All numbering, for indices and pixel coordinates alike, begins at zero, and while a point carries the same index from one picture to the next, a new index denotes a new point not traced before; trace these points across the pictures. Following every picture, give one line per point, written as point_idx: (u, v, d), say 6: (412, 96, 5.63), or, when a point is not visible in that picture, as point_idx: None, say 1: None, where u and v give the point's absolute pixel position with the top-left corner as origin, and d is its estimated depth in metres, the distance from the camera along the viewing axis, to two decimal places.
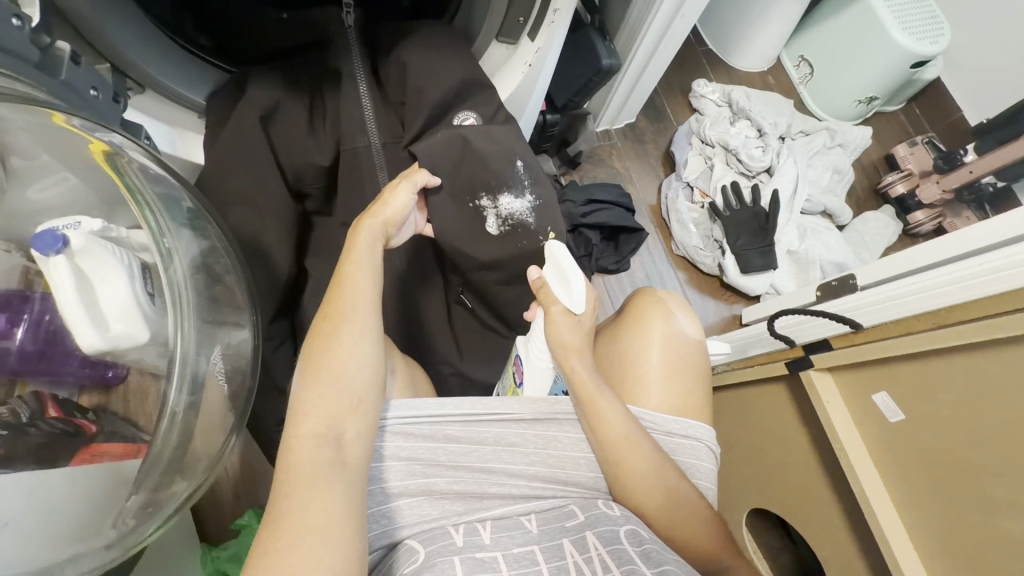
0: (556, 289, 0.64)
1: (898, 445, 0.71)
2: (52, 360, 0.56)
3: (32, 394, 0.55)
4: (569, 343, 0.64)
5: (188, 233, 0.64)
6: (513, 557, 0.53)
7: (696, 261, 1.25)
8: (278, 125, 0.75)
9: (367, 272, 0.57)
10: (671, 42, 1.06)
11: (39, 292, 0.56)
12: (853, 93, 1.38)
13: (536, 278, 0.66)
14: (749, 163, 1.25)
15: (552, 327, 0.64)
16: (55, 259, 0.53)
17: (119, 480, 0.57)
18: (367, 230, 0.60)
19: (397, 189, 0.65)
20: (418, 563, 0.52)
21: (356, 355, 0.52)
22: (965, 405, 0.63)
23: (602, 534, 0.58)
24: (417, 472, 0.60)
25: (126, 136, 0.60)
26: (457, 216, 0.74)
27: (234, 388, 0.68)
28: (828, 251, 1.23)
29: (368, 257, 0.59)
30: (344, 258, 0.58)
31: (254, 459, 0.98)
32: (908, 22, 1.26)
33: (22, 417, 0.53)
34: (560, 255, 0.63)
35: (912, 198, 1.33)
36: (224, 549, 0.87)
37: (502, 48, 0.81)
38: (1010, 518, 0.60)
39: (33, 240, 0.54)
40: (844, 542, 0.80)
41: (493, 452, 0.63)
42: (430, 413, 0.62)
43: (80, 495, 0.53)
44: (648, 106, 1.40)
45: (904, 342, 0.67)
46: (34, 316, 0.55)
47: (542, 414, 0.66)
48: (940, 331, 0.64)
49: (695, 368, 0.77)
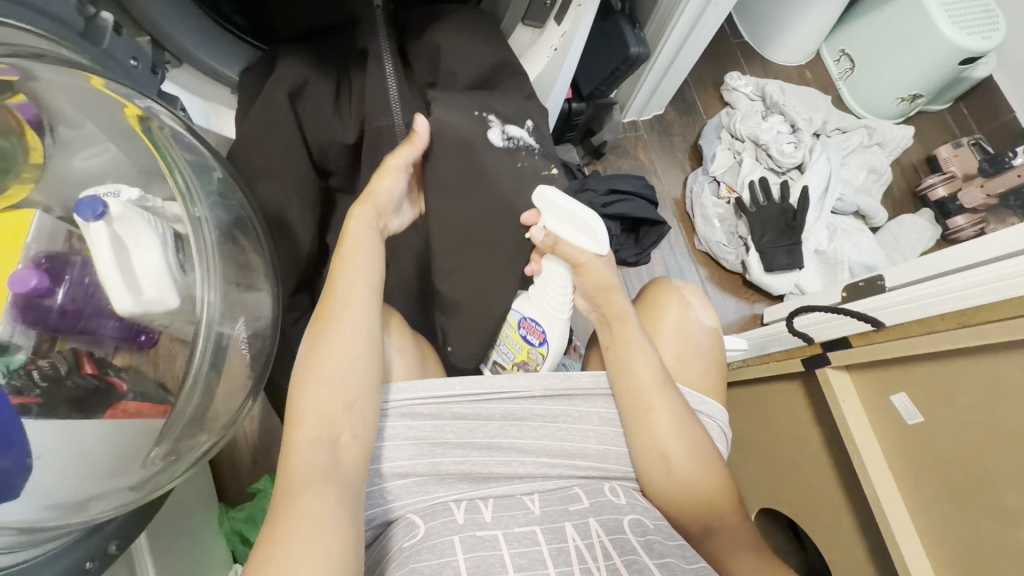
0: (576, 241, 0.66)
1: (915, 451, 0.69)
2: (90, 319, 0.57)
3: (71, 349, 0.56)
4: (611, 284, 0.68)
5: (218, 203, 0.68)
6: (514, 536, 0.54)
7: (719, 257, 1.23)
8: (305, 103, 0.76)
9: (363, 265, 0.60)
10: (701, 32, 1.05)
11: (80, 256, 0.57)
12: (895, 91, 1.32)
13: (543, 239, 0.67)
14: (780, 159, 1.22)
15: (589, 272, 0.67)
16: (95, 225, 0.56)
17: (143, 433, 0.60)
18: (360, 220, 0.63)
19: (383, 174, 0.66)
20: (416, 539, 0.54)
21: (346, 358, 0.55)
22: (986, 409, 0.61)
23: (605, 522, 0.57)
24: (423, 452, 0.61)
25: (161, 103, 0.63)
26: (465, 119, 0.69)
27: (256, 351, 0.71)
28: (858, 251, 1.19)
29: (364, 246, 0.62)
30: (340, 250, 0.61)
31: (271, 427, 1.02)
32: (959, 16, 1.20)
33: (61, 369, 0.54)
34: (557, 203, 0.65)
35: (953, 202, 1.27)
36: (240, 510, 0.93)
37: (528, 32, 0.81)
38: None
39: (75, 205, 0.57)
40: (853, 547, 0.79)
41: (500, 427, 0.64)
42: (440, 393, 0.63)
43: (108, 441, 0.56)
44: (678, 99, 1.37)
45: (925, 341, 0.65)
46: (75, 277, 0.56)
47: (552, 390, 0.66)
48: (962, 331, 0.62)
49: (705, 355, 0.76)
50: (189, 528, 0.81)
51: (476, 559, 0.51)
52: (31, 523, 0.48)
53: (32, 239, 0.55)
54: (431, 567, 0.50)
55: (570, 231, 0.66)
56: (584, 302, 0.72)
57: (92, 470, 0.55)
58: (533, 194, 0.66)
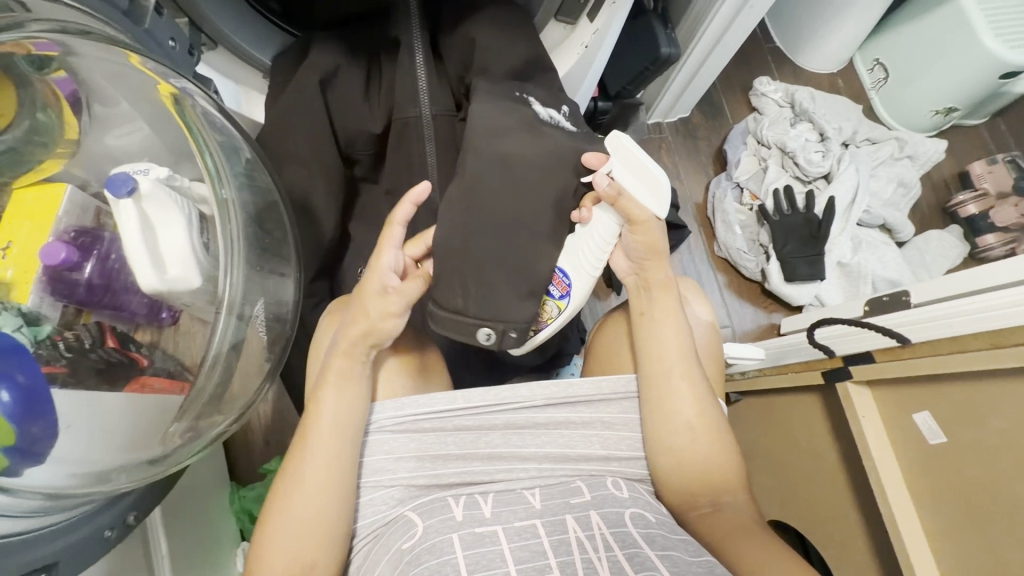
0: (642, 198, 0.62)
1: (934, 474, 0.68)
2: (114, 295, 0.58)
3: (95, 322, 0.58)
4: (662, 249, 0.66)
5: (245, 185, 0.70)
6: (514, 530, 0.54)
7: (739, 264, 1.21)
8: (335, 90, 0.77)
9: (340, 411, 0.59)
10: (736, 34, 1.03)
11: (109, 232, 0.59)
12: (930, 103, 1.29)
13: (606, 187, 0.62)
14: (807, 168, 1.19)
15: (644, 232, 0.64)
16: (125, 202, 0.57)
17: (163, 408, 0.61)
18: (346, 354, 0.60)
19: (365, 292, 0.61)
20: (416, 538, 0.54)
21: (311, 513, 0.55)
22: (1013, 433, 0.60)
23: (606, 515, 0.57)
24: (424, 464, 0.62)
25: (196, 84, 0.62)
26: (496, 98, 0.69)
27: (274, 335, 0.73)
28: (883, 266, 1.16)
29: (342, 386, 0.60)
30: (319, 387, 0.60)
31: (284, 410, 1.04)
32: (1003, 27, 1.16)
33: (85, 342, 0.56)
34: (631, 149, 0.61)
35: (983, 219, 1.23)
36: (250, 490, 0.95)
37: (560, 27, 0.81)
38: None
39: (107, 181, 0.58)
40: (861, 562, 0.78)
41: (502, 436, 0.63)
42: (442, 406, 0.63)
43: (131, 414, 0.58)
44: (705, 102, 1.35)
45: (957, 359, 0.63)
46: (102, 253, 0.58)
47: (554, 399, 0.65)
48: (996, 350, 0.60)
49: (711, 360, 0.74)
50: (198, 502, 0.83)
51: (475, 557, 0.51)
52: (63, 488, 0.48)
53: (63, 212, 0.57)
54: (430, 568, 0.50)
55: (638, 187, 0.62)
56: (625, 263, 0.69)
57: (112, 440, 0.55)
58: (609, 137, 0.62)
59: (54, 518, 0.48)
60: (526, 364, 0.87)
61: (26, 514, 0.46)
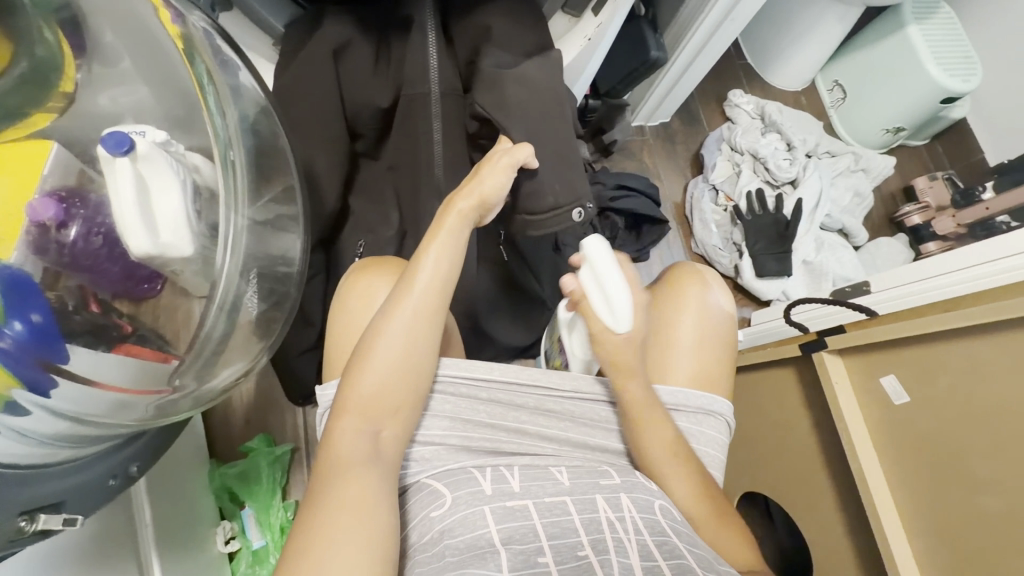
0: (599, 310, 0.61)
1: (904, 436, 0.74)
2: (99, 260, 0.55)
3: (74, 286, 0.53)
4: (633, 367, 0.63)
5: (251, 134, 0.68)
6: (545, 505, 0.54)
7: (714, 260, 1.29)
8: (346, 61, 0.79)
9: (449, 253, 0.60)
10: (717, 44, 1.11)
11: (96, 195, 0.56)
12: (880, 123, 1.42)
13: (572, 289, 0.62)
14: (777, 173, 1.28)
15: (606, 345, 0.63)
16: (121, 161, 0.55)
17: (147, 376, 0.58)
18: (458, 210, 0.62)
19: (490, 170, 0.65)
20: (445, 508, 0.54)
21: (403, 349, 0.56)
22: (965, 390, 0.68)
23: (637, 500, 0.57)
24: (457, 426, 0.62)
25: (206, 19, 0.67)
26: (495, 58, 0.76)
27: (270, 313, 0.72)
28: (841, 267, 1.27)
29: (452, 240, 0.61)
30: (422, 251, 0.60)
31: (268, 389, 1.01)
32: (943, 57, 1.30)
33: (68, 305, 0.52)
34: (597, 259, 0.60)
35: (927, 228, 1.36)
36: (231, 467, 0.92)
37: (565, 20, 0.86)
38: (991, 495, 0.65)
39: (100, 140, 0.56)
40: (834, 528, 0.85)
41: (529, 415, 0.66)
42: (480, 375, 0.65)
43: (123, 378, 0.55)
44: (683, 109, 1.44)
45: (925, 322, 0.70)
46: (88, 214, 0.55)
47: (580, 390, 0.69)
48: (954, 314, 0.68)
49: (724, 341, 0.76)
50: (177, 479, 0.79)
51: (508, 530, 0.51)
52: (82, 415, 0.54)
53: (48, 171, 0.55)
54: (466, 541, 0.50)
55: (598, 297, 0.61)
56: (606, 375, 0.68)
57: (105, 396, 0.54)
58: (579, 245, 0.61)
59: (68, 454, 0.54)
60: (516, 343, 0.95)
61: (49, 442, 0.52)
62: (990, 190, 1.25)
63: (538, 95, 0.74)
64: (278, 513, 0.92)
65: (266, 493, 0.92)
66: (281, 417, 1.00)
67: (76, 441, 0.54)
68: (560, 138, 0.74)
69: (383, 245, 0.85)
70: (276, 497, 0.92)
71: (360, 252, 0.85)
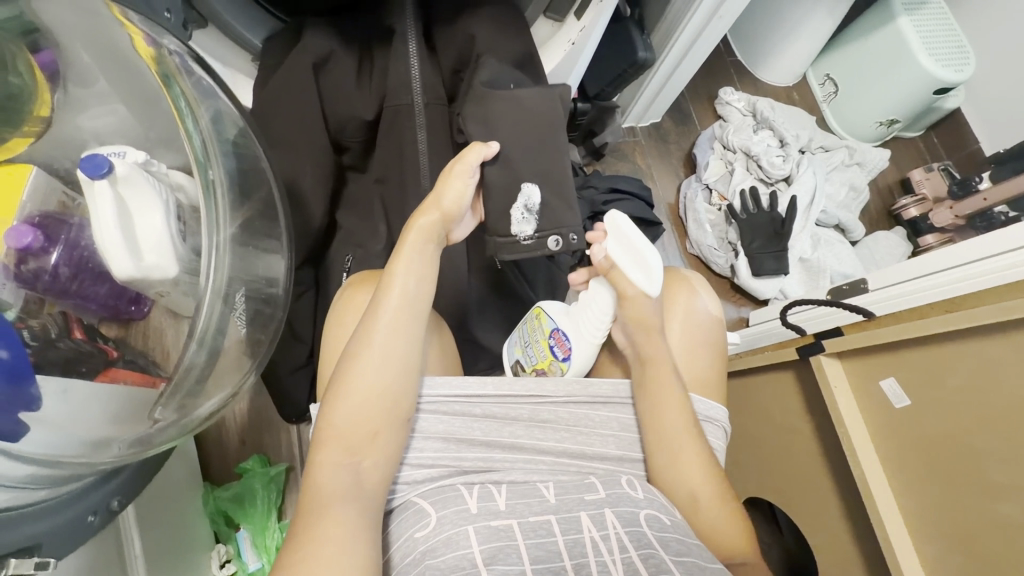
0: (632, 274, 0.62)
1: (908, 437, 0.73)
2: (86, 282, 0.58)
3: (60, 312, 0.56)
4: (654, 323, 0.66)
5: (232, 154, 0.66)
6: (529, 525, 0.52)
7: (709, 260, 1.28)
8: (328, 74, 0.78)
9: (414, 273, 0.59)
10: (707, 42, 1.09)
11: (77, 218, 0.58)
12: (873, 116, 1.40)
13: (602, 258, 0.65)
14: (769, 170, 1.27)
15: (634, 307, 0.65)
16: (100, 184, 0.55)
17: (135, 399, 0.59)
18: (418, 231, 0.61)
19: (449, 179, 0.63)
20: (429, 529, 0.52)
21: (375, 373, 0.54)
22: (974, 390, 0.66)
23: (622, 514, 0.55)
24: (448, 447, 0.61)
25: (179, 40, 0.61)
26: (494, 77, 0.74)
27: (254, 336, 0.70)
28: (839, 262, 1.25)
29: (421, 263, 0.60)
30: (388, 273, 0.59)
31: (263, 408, 1.00)
32: (936, 49, 1.29)
33: (52, 332, 0.54)
34: (623, 227, 0.62)
35: (924, 221, 1.34)
36: (226, 489, 0.90)
37: (548, 25, 0.85)
38: (1010, 501, 0.63)
39: (79, 161, 0.55)
40: (837, 528, 0.83)
41: (525, 428, 0.64)
42: (471, 392, 0.63)
43: (104, 405, 0.55)
44: (674, 108, 1.42)
45: (916, 325, 0.69)
46: (71, 239, 0.57)
47: (574, 395, 0.66)
48: (956, 315, 0.66)
49: (711, 347, 0.74)
50: (169, 503, 0.78)
51: (491, 550, 0.49)
52: (54, 456, 0.48)
53: (28, 196, 0.56)
54: (447, 562, 0.48)
55: (628, 261, 0.62)
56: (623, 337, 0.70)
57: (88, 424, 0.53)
58: (606, 216, 0.63)
59: (41, 495, 0.49)
60: None
61: (17, 486, 0.46)
62: (988, 181, 1.22)
63: (528, 117, 0.72)
64: (273, 534, 0.90)
65: (261, 514, 0.90)
66: (278, 437, 0.99)
67: (47, 482, 0.49)
68: (540, 142, 0.72)
69: (372, 259, 0.83)
70: (271, 519, 0.91)
71: (348, 266, 0.83)
